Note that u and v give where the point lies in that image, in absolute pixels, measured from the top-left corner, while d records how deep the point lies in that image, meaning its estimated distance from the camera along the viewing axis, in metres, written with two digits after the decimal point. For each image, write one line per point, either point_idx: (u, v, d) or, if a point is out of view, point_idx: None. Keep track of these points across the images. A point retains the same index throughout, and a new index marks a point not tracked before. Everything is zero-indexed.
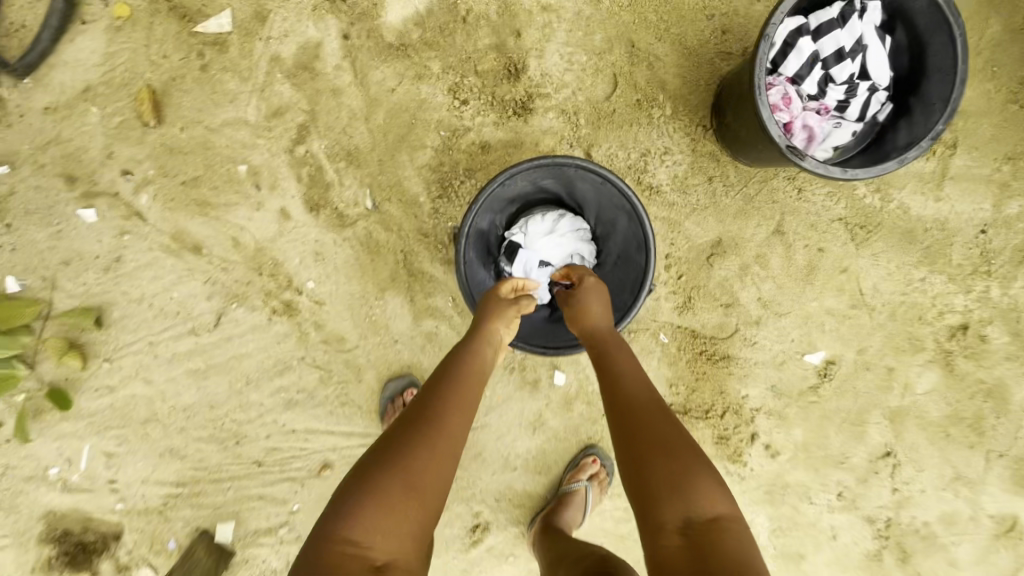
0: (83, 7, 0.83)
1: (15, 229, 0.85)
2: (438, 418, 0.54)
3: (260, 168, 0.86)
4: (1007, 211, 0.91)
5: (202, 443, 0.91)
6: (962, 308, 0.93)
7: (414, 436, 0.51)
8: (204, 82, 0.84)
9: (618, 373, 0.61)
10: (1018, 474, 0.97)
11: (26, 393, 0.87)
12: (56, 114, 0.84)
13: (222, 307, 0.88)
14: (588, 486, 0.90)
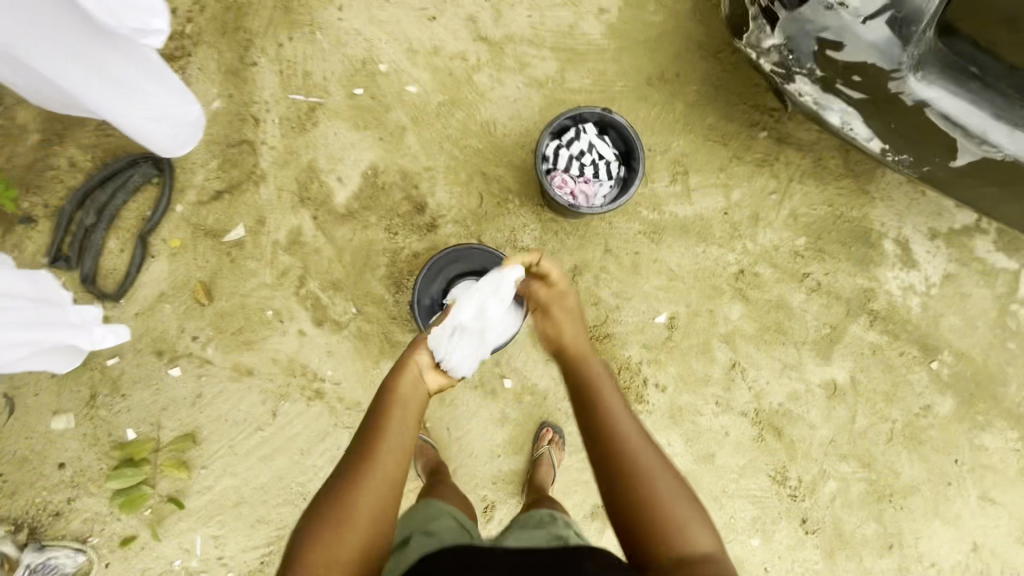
0: (150, 247, 1.33)
1: (127, 396, 1.27)
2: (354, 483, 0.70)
3: (281, 310, 1.34)
4: (735, 199, 1.50)
5: (280, 508, 1.28)
6: (736, 261, 1.48)
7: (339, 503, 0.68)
8: (234, 269, 1.34)
9: (587, 383, 0.83)
10: (818, 352, 1.48)
11: (151, 507, 1.24)
12: (143, 316, 1.31)
13: (274, 406, 1.31)
14: (548, 449, 1.33)
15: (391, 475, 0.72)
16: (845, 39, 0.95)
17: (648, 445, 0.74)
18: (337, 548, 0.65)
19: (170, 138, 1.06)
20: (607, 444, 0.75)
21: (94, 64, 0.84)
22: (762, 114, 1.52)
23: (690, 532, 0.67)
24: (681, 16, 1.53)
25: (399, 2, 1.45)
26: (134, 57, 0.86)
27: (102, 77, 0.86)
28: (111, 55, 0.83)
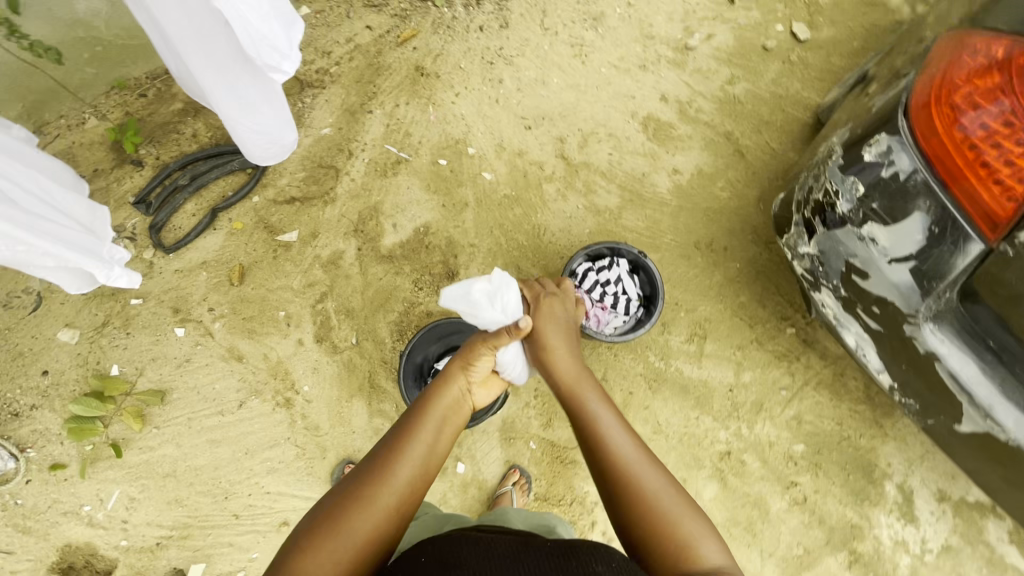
0: (216, 220, 1.49)
1: (130, 336, 1.36)
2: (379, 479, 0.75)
3: (292, 314, 1.43)
4: (744, 380, 1.49)
5: (201, 496, 1.29)
6: (725, 440, 1.45)
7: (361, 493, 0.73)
8: (273, 264, 1.47)
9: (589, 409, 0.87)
10: (783, 570, 1.41)
11: (93, 444, 1.27)
12: (181, 274, 1.44)
13: (244, 398, 1.36)
14: (510, 489, 1.33)
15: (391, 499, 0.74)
16: (870, 270, 1.00)
17: (650, 462, 0.80)
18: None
19: (261, 150, 1.19)
20: (615, 467, 0.80)
21: (228, 76, 0.97)
22: (795, 312, 1.55)
23: (694, 544, 0.73)
24: (744, 201, 1.65)
25: (506, 107, 1.67)
26: (260, 84, 1.02)
27: (227, 86, 0.99)
28: (244, 75, 0.98)
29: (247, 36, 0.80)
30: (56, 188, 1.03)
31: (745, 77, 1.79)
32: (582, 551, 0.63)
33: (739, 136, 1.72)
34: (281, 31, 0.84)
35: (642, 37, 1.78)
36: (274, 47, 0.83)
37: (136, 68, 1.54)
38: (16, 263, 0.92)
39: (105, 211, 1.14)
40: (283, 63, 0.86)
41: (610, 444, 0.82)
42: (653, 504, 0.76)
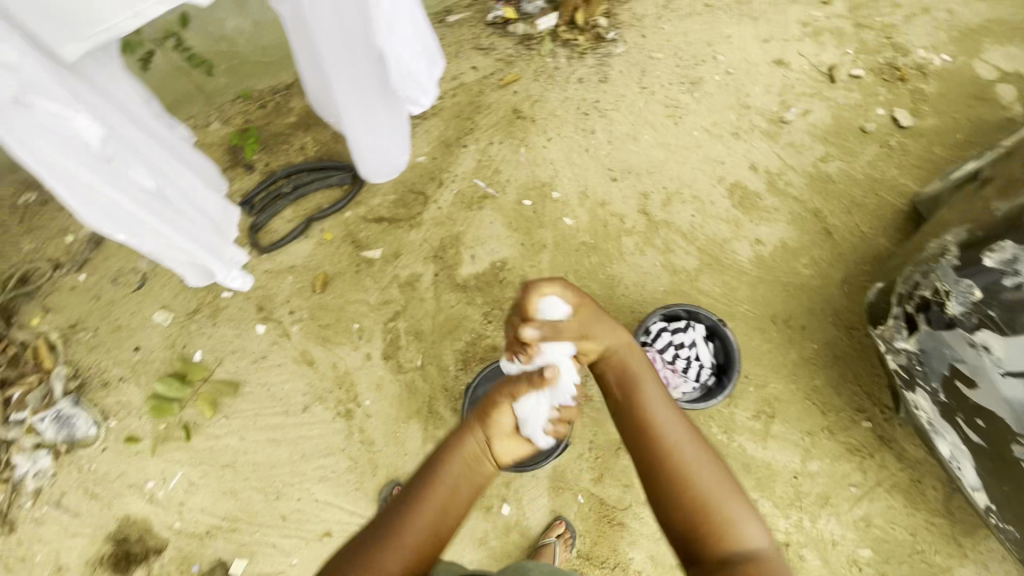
0: (309, 229, 1.58)
1: (216, 326, 1.44)
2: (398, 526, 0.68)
3: (365, 328, 1.48)
4: (810, 468, 1.42)
5: (254, 492, 1.32)
6: (784, 530, 1.37)
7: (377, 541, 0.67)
8: (355, 278, 1.53)
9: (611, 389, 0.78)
10: None
11: (166, 424, 1.34)
12: (270, 275, 1.52)
13: (309, 402, 1.40)
14: (554, 542, 1.29)
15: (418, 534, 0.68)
16: (979, 379, 0.94)
17: (690, 440, 0.71)
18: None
19: (374, 169, 1.26)
20: (652, 456, 0.70)
21: (366, 102, 1.05)
22: (872, 405, 1.47)
23: (741, 532, 0.65)
24: (827, 281, 1.60)
25: (595, 157, 1.70)
26: (390, 108, 1.10)
27: (362, 112, 1.07)
28: (380, 102, 1.06)
29: (399, 74, 0.87)
30: (201, 189, 1.15)
31: (840, 157, 1.76)
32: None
33: (827, 214, 1.69)
34: (426, 70, 0.91)
35: (737, 105, 1.79)
36: (417, 83, 0.90)
37: (262, 82, 1.69)
38: (158, 255, 1.02)
39: (231, 210, 1.28)
40: (421, 97, 0.93)
41: (649, 426, 0.72)
42: (679, 454, 0.69)
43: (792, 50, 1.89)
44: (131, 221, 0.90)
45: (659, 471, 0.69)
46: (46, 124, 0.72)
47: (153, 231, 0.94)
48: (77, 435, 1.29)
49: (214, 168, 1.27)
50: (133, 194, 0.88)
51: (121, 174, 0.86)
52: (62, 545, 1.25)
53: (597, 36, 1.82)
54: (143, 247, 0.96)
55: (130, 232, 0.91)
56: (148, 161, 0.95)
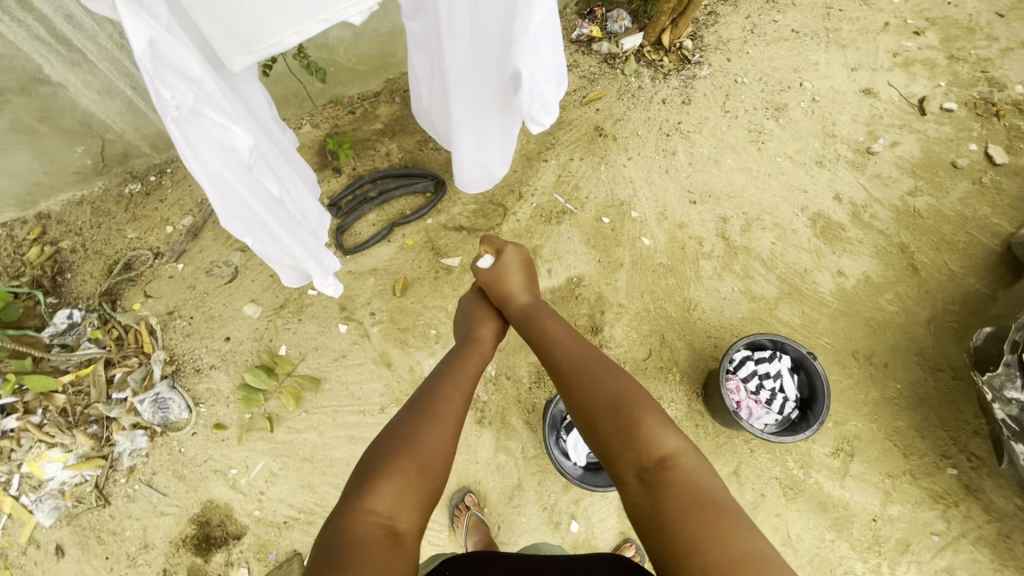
0: (392, 234, 1.62)
1: (301, 322, 1.49)
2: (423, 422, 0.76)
3: (442, 335, 1.51)
4: (891, 512, 1.37)
5: (331, 487, 1.35)
6: (861, 574, 1.33)
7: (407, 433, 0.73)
8: (434, 284, 1.57)
9: (549, 332, 0.92)
10: None
11: (251, 414, 1.39)
12: (353, 276, 1.57)
13: (385, 403, 1.44)
14: None
15: (451, 415, 0.78)
16: None
17: (606, 364, 0.81)
18: (406, 497, 0.66)
19: (471, 179, 1.25)
20: (581, 377, 0.80)
21: (480, 112, 1.07)
22: (959, 452, 1.41)
23: (656, 436, 0.69)
24: (912, 319, 1.55)
25: (675, 178, 1.70)
26: (503, 123, 1.12)
27: (476, 123, 1.10)
28: (494, 116, 1.09)
29: (531, 92, 0.90)
30: (307, 196, 1.19)
31: (930, 192, 1.71)
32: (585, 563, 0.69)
33: (914, 250, 1.64)
34: (555, 91, 0.93)
35: (823, 134, 1.76)
36: (545, 103, 0.93)
37: (354, 89, 1.75)
38: (267, 255, 1.04)
39: (327, 219, 1.32)
40: (545, 118, 0.96)
41: (577, 361, 0.83)
42: (598, 397, 0.76)
43: (882, 80, 1.85)
44: (256, 224, 0.93)
45: (581, 390, 0.78)
46: (212, 132, 0.77)
47: (271, 232, 0.98)
48: (171, 418, 1.35)
49: (312, 174, 1.29)
50: (263, 198, 0.92)
51: (256, 179, 0.90)
52: (149, 523, 1.31)
53: (681, 57, 1.83)
54: (257, 248, 1.00)
55: (253, 234, 0.95)
56: (272, 166, 0.98)
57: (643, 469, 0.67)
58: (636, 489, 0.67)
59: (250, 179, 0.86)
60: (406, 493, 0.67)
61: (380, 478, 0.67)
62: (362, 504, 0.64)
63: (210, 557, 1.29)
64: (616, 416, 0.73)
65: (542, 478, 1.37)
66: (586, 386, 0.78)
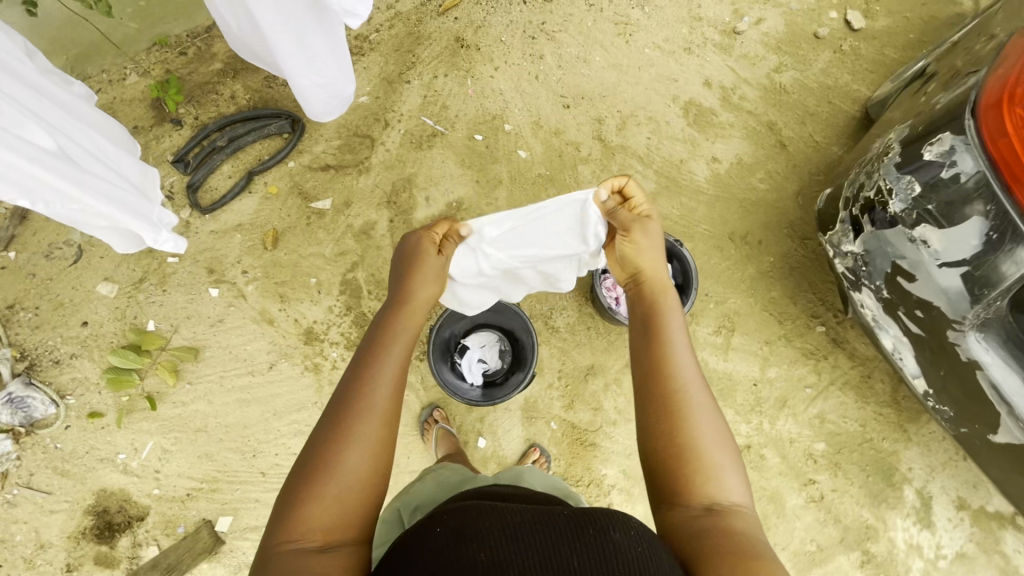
0: (252, 183, 1.49)
1: (167, 293, 1.38)
2: (351, 424, 0.73)
3: (323, 282, 1.44)
4: (769, 375, 1.49)
5: (230, 453, 1.32)
6: (746, 433, 1.46)
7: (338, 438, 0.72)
8: (306, 231, 1.48)
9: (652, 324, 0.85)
10: (797, 564, 1.42)
11: (129, 395, 1.31)
12: (217, 235, 1.45)
13: (274, 360, 1.38)
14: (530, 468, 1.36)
15: (382, 415, 0.75)
16: (918, 273, 0.98)
17: (705, 392, 0.78)
18: (340, 508, 0.69)
19: (322, 105, 1.21)
20: (683, 403, 0.77)
21: (296, 25, 0.98)
22: (826, 310, 1.53)
23: (725, 485, 0.73)
24: (782, 195, 1.61)
25: (546, 84, 1.63)
26: (324, 31, 1.03)
27: (295, 39, 1.00)
28: (310, 26, 1.00)
29: None
30: (117, 149, 1.08)
31: (794, 66, 1.73)
32: (599, 517, 0.62)
33: (782, 126, 1.68)
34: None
35: (689, 18, 1.72)
36: None
37: (177, 25, 1.53)
38: (70, 219, 0.94)
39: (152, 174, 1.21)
40: (357, 8, 0.91)
41: (668, 369, 0.79)
42: (693, 413, 0.76)
43: None
44: (31, 184, 0.82)
45: (672, 412, 0.76)
46: None
47: (60, 193, 0.87)
48: (36, 416, 1.27)
49: (124, 129, 1.16)
50: (27, 151, 0.81)
51: (7, 130, 0.79)
52: (42, 522, 1.25)
53: None
54: (53, 212, 0.89)
55: (30, 195, 0.84)
56: (37, 117, 0.86)
57: (703, 508, 0.71)
58: (692, 516, 0.70)
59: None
60: (339, 512, 0.69)
61: (307, 499, 0.68)
62: (297, 521, 0.67)
63: (115, 543, 1.26)
64: (694, 447, 0.74)
65: (445, 404, 1.40)
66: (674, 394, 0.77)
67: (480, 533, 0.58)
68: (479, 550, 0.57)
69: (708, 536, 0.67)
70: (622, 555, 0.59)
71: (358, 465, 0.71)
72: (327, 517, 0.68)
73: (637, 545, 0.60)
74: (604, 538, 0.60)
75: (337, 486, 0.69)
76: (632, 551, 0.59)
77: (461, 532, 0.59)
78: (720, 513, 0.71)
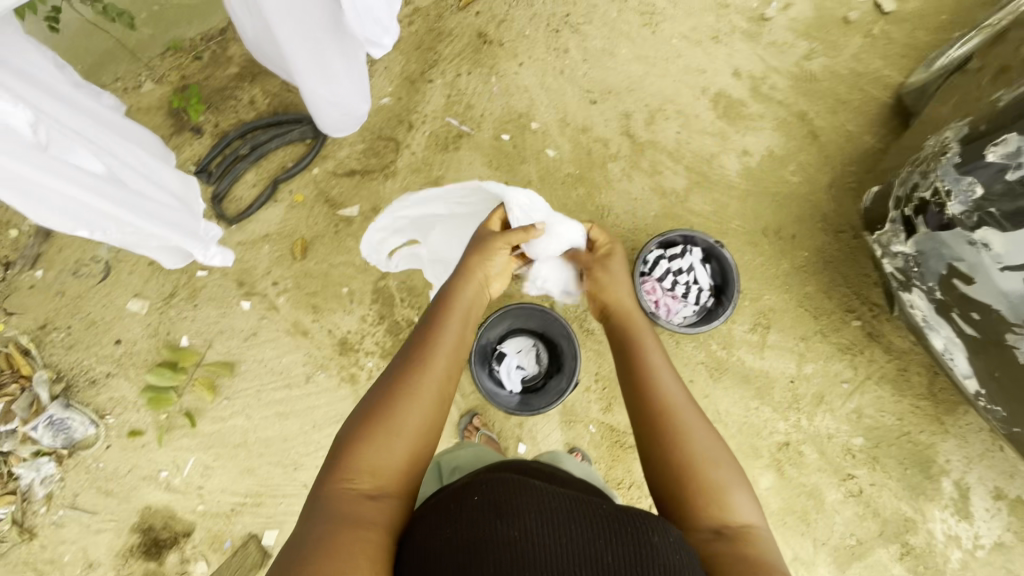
0: (278, 192, 1.46)
1: (198, 308, 1.36)
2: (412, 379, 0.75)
3: (355, 291, 1.42)
4: (806, 371, 1.48)
5: (272, 467, 1.32)
6: (783, 431, 1.47)
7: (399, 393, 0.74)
8: (335, 240, 1.45)
9: (639, 359, 0.89)
10: (836, 558, 1.44)
11: (168, 413, 1.30)
12: (245, 247, 1.43)
13: (310, 372, 1.37)
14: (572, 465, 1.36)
15: (439, 380, 0.77)
16: (977, 276, 0.96)
17: (697, 413, 0.80)
18: (391, 454, 0.69)
19: (334, 121, 1.19)
20: (678, 422, 0.79)
21: (315, 46, 0.95)
22: (862, 304, 1.51)
23: (735, 505, 0.71)
24: (815, 187, 1.59)
25: (571, 80, 1.59)
26: (344, 50, 0.99)
27: (314, 56, 0.96)
28: (331, 48, 0.97)
29: (357, 14, 0.83)
30: (163, 163, 1.06)
31: (824, 52, 1.67)
32: (641, 516, 0.58)
33: (813, 116, 1.64)
34: (386, 7, 0.87)
35: (716, 6, 1.66)
36: (377, 21, 0.86)
37: (191, 28, 1.48)
38: (127, 243, 0.95)
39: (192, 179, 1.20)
40: (383, 38, 0.89)
41: (659, 396, 0.82)
42: (685, 431, 0.78)
43: None
44: (91, 216, 0.82)
45: (665, 433, 0.78)
46: None
47: (115, 219, 0.86)
48: (77, 437, 1.27)
49: (161, 138, 1.12)
50: (75, 178, 0.77)
51: (58, 158, 0.75)
52: (90, 542, 1.26)
53: None
54: (110, 240, 0.90)
55: (92, 228, 0.84)
56: (88, 140, 0.83)
57: (714, 530, 0.69)
58: (705, 540, 0.68)
59: (45, 160, 0.72)
60: (393, 460, 0.68)
61: (366, 444, 0.68)
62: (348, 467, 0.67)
63: (163, 560, 1.27)
64: (697, 468, 0.74)
65: (484, 411, 1.40)
66: (667, 417, 0.79)
67: (511, 514, 0.55)
68: (510, 529, 0.54)
69: (723, 553, 0.65)
70: (662, 561, 0.55)
71: (416, 421, 0.72)
72: (385, 463, 0.68)
73: (675, 555, 0.56)
74: (643, 539, 0.56)
75: (396, 435, 0.70)
76: (670, 556, 0.55)
77: (499, 506, 0.56)
78: (732, 534, 0.68)
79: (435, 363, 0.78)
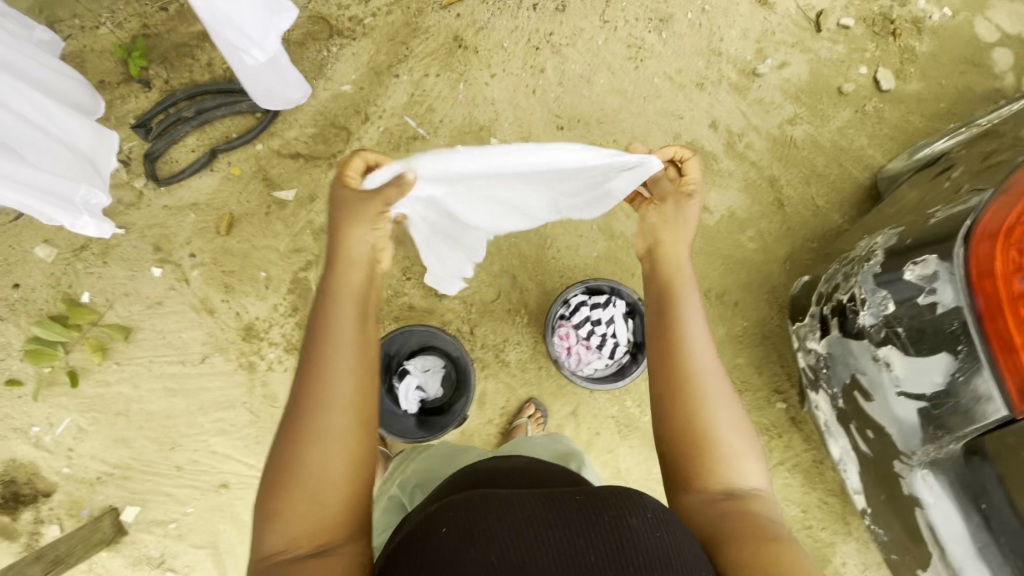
0: (215, 162, 1.41)
1: (107, 266, 1.32)
2: (308, 418, 0.68)
3: (272, 277, 1.37)
4: None
5: (148, 442, 1.29)
6: None
7: (299, 442, 0.67)
8: (263, 221, 1.40)
9: (670, 329, 0.81)
10: None
11: (51, 368, 1.27)
12: (169, 212, 1.38)
13: (207, 352, 1.32)
14: (525, 422, 1.34)
15: (342, 400, 0.70)
16: (875, 394, 0.91)
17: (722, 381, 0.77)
18: (317, 505, 0.65)
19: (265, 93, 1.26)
20: (703, 396, 0.75)
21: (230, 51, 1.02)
22: (791, 387, 1.45)
23: (745, 470, 0.73)
24: (769, 257, 1.53)
25: (542, 101, 1.53)
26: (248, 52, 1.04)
27: (229, 52, 1.02)
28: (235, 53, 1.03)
29: (214, 19, 0.90)
30: (67, 112, 1.08)
31: (810, 119, 1.61)
32: (613, 501, 0.55)
33: (783, 184, 1.57)
34: (255, 23, 0.93)
35: (708, 51, 1.60)
36: (241, 32, 0.93)
37: None
38: None
39: (110, 134, 1.21)
40: (251, 49, 0.95)
41: (687, 366, 0.77)
42: (702, 410, 0.75)
43: None
44: None
45: (688, 401, 0.75)
46: None
47: None
48: None
49: (89, 85, 1.19)
50: None
51: None
52: None
53: None
54: None
55: None
56: None
57: (723, 492, 0.71)
58: (709, 499, 0.71)
59: None
60: (316, 512, 0.65)
61: (284, 504, 0.65)
62: (277, 533, 0.64)
63: (19, 516, 1.25)
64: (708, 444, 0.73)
65: None
66: (691, 390, 0.76)
67: (481, 539, 0.50)
68: (483, 552, 0.50)
69: (728, 517, 0.68)
70: (640, 543, 0.51)
71: (333, 457, 0.67)
72: (311, 516, 0.64)
73: (655, 532, 0.53)
74: (620, 523, 0.52)
75: (314, 484, 0.65)
76: (652, 537, 0.52)
77: (469, 531, 0.51)
78: (739, 496, 0.71)
79: (336, 381, 0.71)
